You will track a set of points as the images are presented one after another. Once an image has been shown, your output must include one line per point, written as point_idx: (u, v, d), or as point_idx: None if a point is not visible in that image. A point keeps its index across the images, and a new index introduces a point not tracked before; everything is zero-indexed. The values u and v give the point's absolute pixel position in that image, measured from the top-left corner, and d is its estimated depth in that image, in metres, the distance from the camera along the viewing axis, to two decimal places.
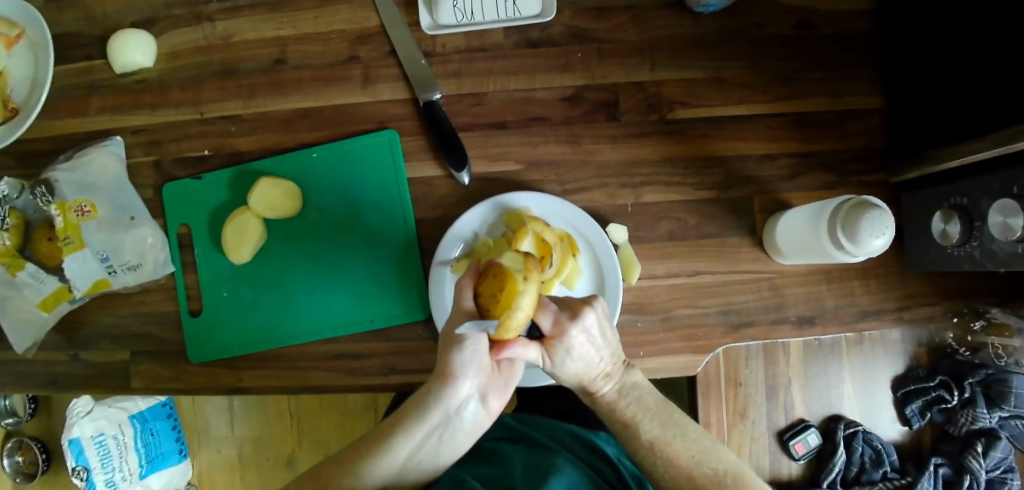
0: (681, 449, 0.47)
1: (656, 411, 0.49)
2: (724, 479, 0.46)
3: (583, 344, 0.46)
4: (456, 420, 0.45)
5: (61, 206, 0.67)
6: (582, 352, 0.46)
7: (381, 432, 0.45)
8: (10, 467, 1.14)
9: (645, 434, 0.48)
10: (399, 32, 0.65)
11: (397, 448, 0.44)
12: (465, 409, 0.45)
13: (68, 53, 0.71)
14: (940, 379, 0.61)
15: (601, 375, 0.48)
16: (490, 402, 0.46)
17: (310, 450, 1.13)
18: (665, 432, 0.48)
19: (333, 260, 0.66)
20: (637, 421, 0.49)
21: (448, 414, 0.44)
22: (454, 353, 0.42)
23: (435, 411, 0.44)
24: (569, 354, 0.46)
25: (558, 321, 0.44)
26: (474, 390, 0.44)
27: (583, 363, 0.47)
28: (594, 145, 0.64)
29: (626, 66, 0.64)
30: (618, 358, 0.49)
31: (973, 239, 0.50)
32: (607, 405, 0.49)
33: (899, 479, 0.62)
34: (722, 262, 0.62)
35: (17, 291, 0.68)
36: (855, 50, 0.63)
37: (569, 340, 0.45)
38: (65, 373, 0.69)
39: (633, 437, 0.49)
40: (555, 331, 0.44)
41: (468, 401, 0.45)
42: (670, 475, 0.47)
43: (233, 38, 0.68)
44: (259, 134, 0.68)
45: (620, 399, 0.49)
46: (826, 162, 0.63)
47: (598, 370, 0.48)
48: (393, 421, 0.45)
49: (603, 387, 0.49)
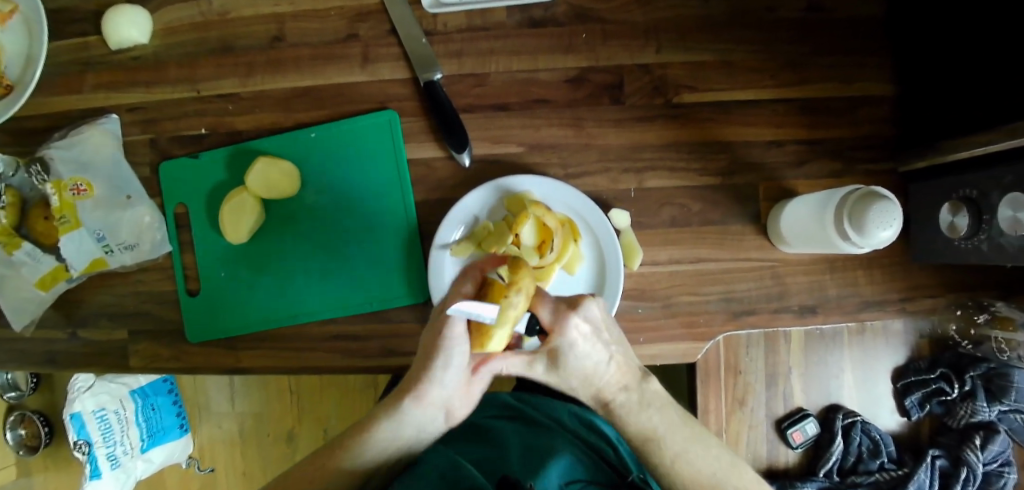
0: (701, 464, 0.46)
1: (677, 425, 0.47)
2: None
3: (586, 339, 0.42)
4: (422, 424, 0.47)
5: (56, 184, 0.66)
6: (588, 344, 0.43)
7: (353, 433, 0.47)
8: (14, 441, 1.15)
9: (665, 452, 0.47)
10: (399, 9, 0.64)
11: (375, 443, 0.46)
12: (432, 416, 0.47)
13: (63, 29, 0.70)
14: (941, 372, 0.61)
15: (614, 380, 0.45)
16: (457, 413, 0.49)
17: (310, 427, 1.14)
18: (687, 450, 0.47)
19: (332, 242, 0.66)
20: (658, 435, 0.46)
21: (416, 420, 0.47)
22: (434, 363, 0.43)
23: (407, 416, 0.46)
24: (574, 351, 0.43)
25: (557, 312, 0.41)
26: (443, 400, 0.46)
27: (590, 362, 0.44)
28: (596, 128, 0.63)
29: (632, 48, 0.62)
30: (631, 364, 0.47)
31: (982, 232, 0.49)
32: (623, 418, 0.47)
33: (895, 470, 0.61)
34: (724, 250, 0.62)
35: (14, 269, 0.67)
36: (867, 34, 0.61)
37: (569, 333, 0.41)
38: (64, 351, 0.69)
39: (651, 453, 0.47)
40: (554, 322, 0.41)
41: (440, 403, 0.47)
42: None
43: (230, 14, 0.67)
44: (256, 113, 0.67)
45: (638, 412, 0.46)
46: (833, 148, 0.61)
47: (608, 376, 0.45)
48: (364, 424, 0.47)
49: (617, 396, 0.46)
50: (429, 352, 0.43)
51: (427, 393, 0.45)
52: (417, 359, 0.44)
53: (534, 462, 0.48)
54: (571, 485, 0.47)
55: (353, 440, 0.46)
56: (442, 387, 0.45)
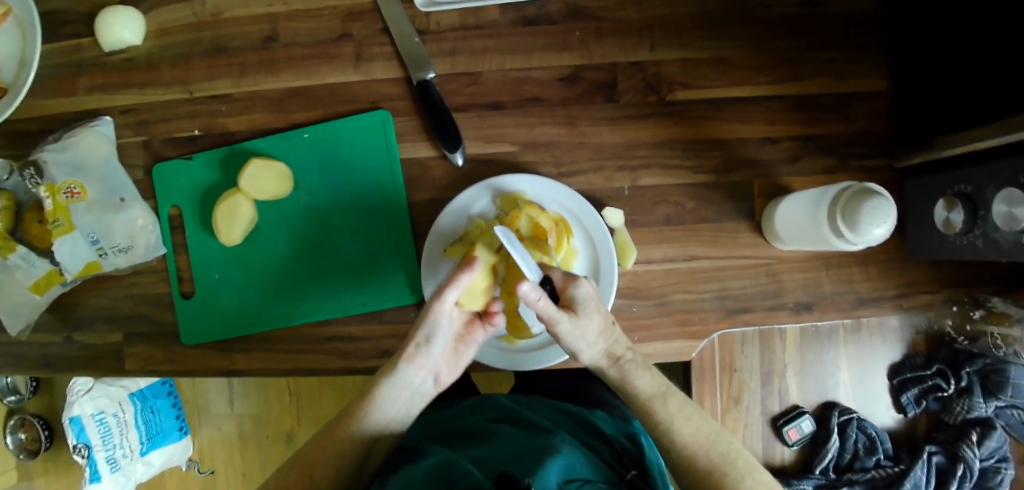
0: (698, 425, 0.47)
1: (674, 386, 0.49)
2: (737, 459, 0.46)
3: (594, 297, 0.47)
4: (415, 394, 0.51)
5: (50, 188, 0.65)
6: (597, 304, 0.47)
7: (351, 408, 0.49)
8: (14, 445, 1.14)
9: (665, 409, 0.48)
10: (392, 9, 0.64)
11: (370, 419, 0.49)
12: (423, 385, 0.51)
13: (57, 31, 0.69)
14: (937, 367, 0.61)
15: (620, 340, 0.49)
16: (445, 381, 0.53)
17: (309, 427, 1.14)
18: (683, 409, 0.48)
19: (325, 243, 0.66)
20: (663, 392, 0.48)
21: (410, 390, 0.50)
22: (421, 328, 0.48)
23: (402, 387, 0.49)
24: (588, 310, 0.46)
25: (567, 272, 0.47)
26: (433, 368, 0.51)
27: (600, 320, 0.47)
28: (590, 127, 0.62)
29: (625, 46, 0.62)
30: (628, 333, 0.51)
31: (976, 228, 0.49)
32: (631, 377, 0.48)
33: (891, 466, 0.61)
34: (719, 247, 0.62)
35: (9, 273, 0.66)
36: (863, 29, 0.61)
37: (581, 289, 0.46)
38: (58, 354, 0.69)
39: (654, 413, 0.48)
40: (567, 279, 0.47)
41: (428, 375, 0.51)
42: (689, 455, 0.46)
43: (222, 15, 0.67)
44: (249, 114, 0.66)
45: (642, 371, 0.48)
46: (828, 145, 0.61)
47: (614, 339, 0.48)
48: (360, 399, 0.49)
49: (625, 353, 0.49)
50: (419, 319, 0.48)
51: (417, 359, 0.49)
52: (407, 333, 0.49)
53: (530, 461, 0.47)
54: (570, 483, 0.46)
55: (351, 416, 0.49)
56: (431, 354, 0.49)
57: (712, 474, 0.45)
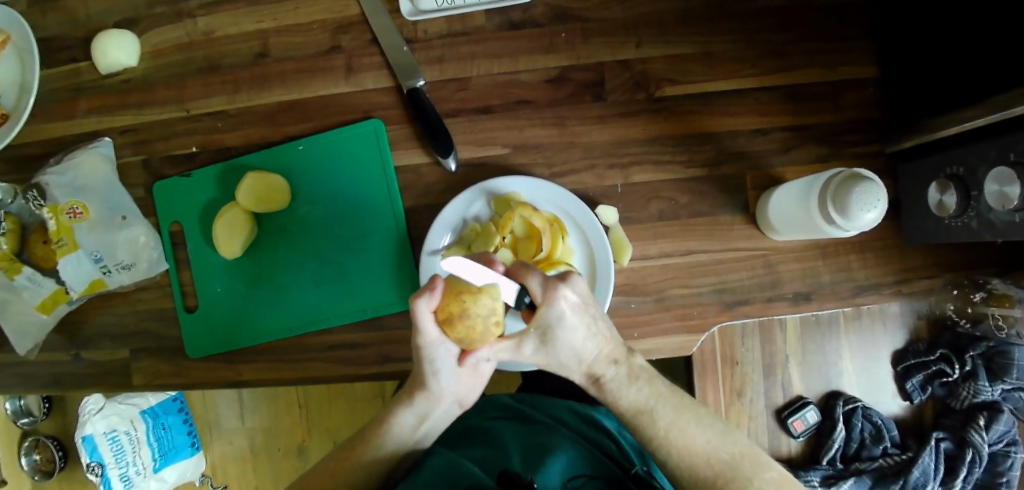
0: (694, 436, 0.48)
1: (667, 397, 0.49)
2: (740, 461, 0.47)
3: (573, 311, 0.43)
4: (434, 419, 0.53)
5: (53, 208, 0.66)
6: (575, 316, 0.43)
7: (367, 433, 0.52)
8: (28, 466, 1.16)
9: (655, 423, 0.48)
10: (380, 20, 0.65)
11: (386, 443, 0.52)
12: (444, 410, 0.53)
13: (54, 56, 0.71)
14: (940, 353, 0.60)
15: (603, 355, 0.47)
16: (467, 398, 0.53)
17: (320, 439, 1.14)
18: (678, 420, 0.48)
19: (323, 253, 0.66)
20: (651, 407, 0.48)
21: (425, 417, 0.52)
22: (425, 366, 0.46)
23: (417, 415, 0.51)
24: (563, 325, 0.43)
25: (547, 284, 0.41)
26: (449, 395, 0.51)
27: (580, 335, 0.45)
28: (580, 126, 0.63)
29: (611, 44, 0.62)
30: (618, 342, 0.48)
31: (970, 209, 0.48)
32: (615, 391, 0.49)
33: (899, 455, 0.61)
34: (715, 241, 0.61)
35: (14, 294, 0.67)
36: (847, 17, 0.61)
37: (559, 306, 0.42)
38: (69, 372, 0.70)
39: (645, 427, 0.49)
40: (544, 293, 0.41)
41: (448, 400, 0.51)
42: (688, 466, 0.48)
43: (214, 34, 0.68)
44: (244, 128, 0.67)
45: (628, 385, 0.49)
46: (819, 134, 0.61)
47: (598, 351, 0.47)
48: (377, 424, 0.52)
49: (607, 371, 0.48)
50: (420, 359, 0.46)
51: (431, 390, 0.50)
52: (412, 370, 0.48)
53: (534, 459, 0.48)
54: (573, 480, 0.47)
55: (367, 442, 0.52)
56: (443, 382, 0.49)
57: (715, 481, 0.47)
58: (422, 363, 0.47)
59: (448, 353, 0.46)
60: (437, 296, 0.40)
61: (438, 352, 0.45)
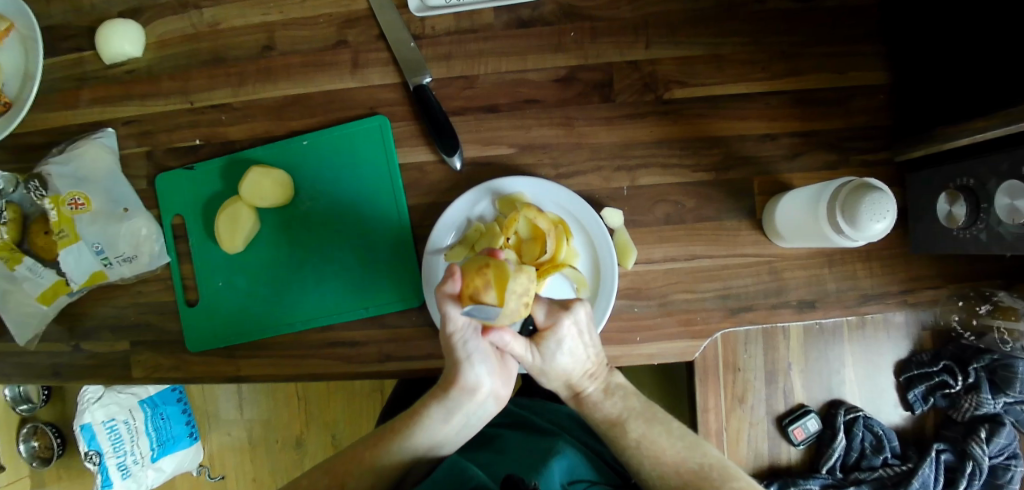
0: (663, 446, 0.50)
1: (639, 411, 0.52)
2: (709, 472, 0.48)
3: (572, 337, 0.50)
4: (468, 414, 0.52)
5: (54, 200, 0.65)
6: (573, 342, 0.50)
7: (398, 424, 0.52)
8: (27, 453, 1.16)
9: (629, 434, 0.51)
10: (387, 15, 0.64)
11: (414, 438, 0.51)
12: (480, 406, 0.52)
13: (58, 45, 0.70)
14: (944, 364, 0.60)
15: (587, 373, 0.52)
16: (501, 394, 0.53)
17: (319, 432, 1.14)
18: (649, 431, 0.51)
19: (326, 249, 0.66)
20: (623, 420, 0.52)
21: (457, 414, 0.51)
22: (456, 351, 0.48)
23: (451, 409, 0.51)
24: (560, 347, 0.50)
25: (551, 311, 0.48)
26: (483, 391, 0.51)
27: (571, 360, 0.51)
28: (588, 127, 0.62)
29: (620, 44, 0.62)
30: (602, 360, 0.53)
31: (979, 221, 0.49)
32: (592, 405, 0.53)
33: (899, 465, 0.61)
34: (720, 246, 0.61)
35: (15, 284, 0.67)
36: (860, 23, 0.60)
37: (562, 328, 0.48)
38: (68, 364, 0.70)
39: (618, 438, 0.52)
40: (548, 321, 0.48)
41: (482, 398, 0.52)
42: (658, 474, 0.49)
43: (220, 25, 0.67)
44: (249, 122, 0.67)
45: (603, 399, 0.53)
46: (828, 141, 0.60)
47: (586, 370, 0.52)
48: (409, 416, 0.52)
49: (588, 386, 0.53)
50: (451, 347, 0.48)
51: (464, 383, 0.50)
52: (445, 359, 0.49)
53: (533, 461, 0.48)
54: (575, 484, 0.48)
55: (396, 432, 0.52)
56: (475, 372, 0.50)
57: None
58: (454, 350, 0.48)
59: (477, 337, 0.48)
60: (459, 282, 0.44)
61: (468, 335, 0.47)
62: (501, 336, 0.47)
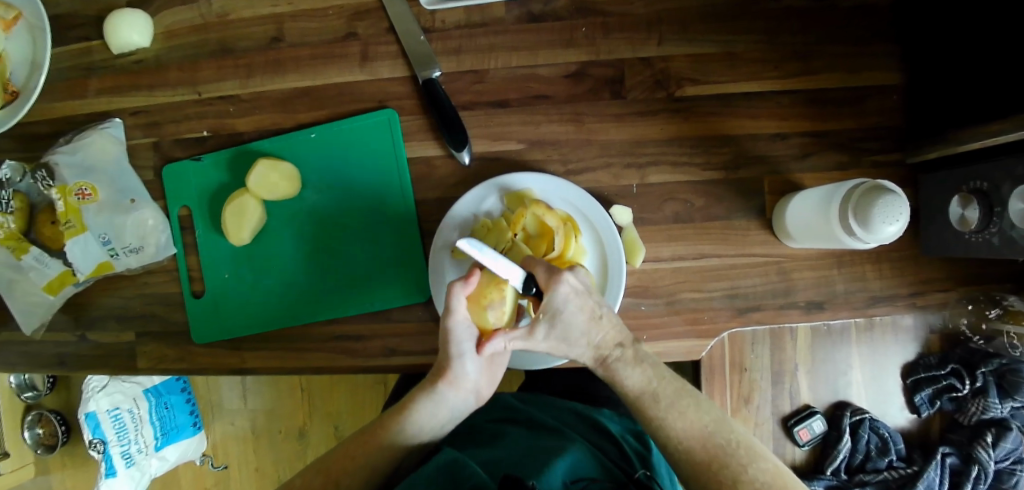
0: (691, 419, 0.49)
1: (668, 380, 0.51)
2: (736, 448, 0.47)
3: (575, 297, 0.47)
4: (454, 410, 0.53)
5: (61, 190, 0.66)
6: (577, 299, 0.47)
7: (388, 419, 0.53)
8: (31, 439, 1.16)
9: (657, 406, 0.50)
10: (397, 8, 0.63)
11: (402, 432, 0.52)
12: (463, 402, 0.53)
13: (67, 34, 0.70)
14: (952, 368, 0.60)
15: (605, 338, 0.50)
16: (485, 393, 0.55)
17: (321, 423, 1.15)
18: (677, 403, 0.50)
19: (333, 244, 0.66)
20: (653, 389, 0.50)
21: (446, 407, 0.53)
22: (449, 344, 0.49)
23: (439, 403, 0.52)
24: (567, 307, 0.47)
25: (550, 271, 0.46)
26: (470, 386, 0.53)
27: (584, 317, 0.48)
28: (598, 124, 0.62)
29: (633, 41, 0.61)
30: (619, 326, 0.51)
31: (992, 225, 0.49)
32: (621, 372, 0.51)
33: (905, 468, 0.61)
34: (729, 246, 0.61)
35: (22, 274, 0.67)
36: (876, 22, 0.59)
37: (563, 289, 0.45)
38: (73, 353, 0.70)
39: (647, 408, 0.50)
40: (548, 280, 0.45)
41: (468, 396, 0.53)
42: (684, 450, 0.48)
43: (229, 16, 0.67)
44: (256, 114, 0.67)
45: (633, 366, 0.51)
46: (840, 141, 0.60)
47: (603, 334, 0.50)
48: (397, 411, 0.53)
49: (613, 352, 0.51)
50: (445, 343, 0.49)
51: (454, 380, 0.51)
52: (438, 353, 0.50)
53: (536, 461, 0.48)
54: (577, 482, 0.47)
55: (387, 426, 0.52)
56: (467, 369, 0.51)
57: (709, 465, 0.47)
58: (448, 345, 0.49)
59: (470, 333, 0.49)
60: (470, 283, 0.46)
61: (461, 333, 0.48)
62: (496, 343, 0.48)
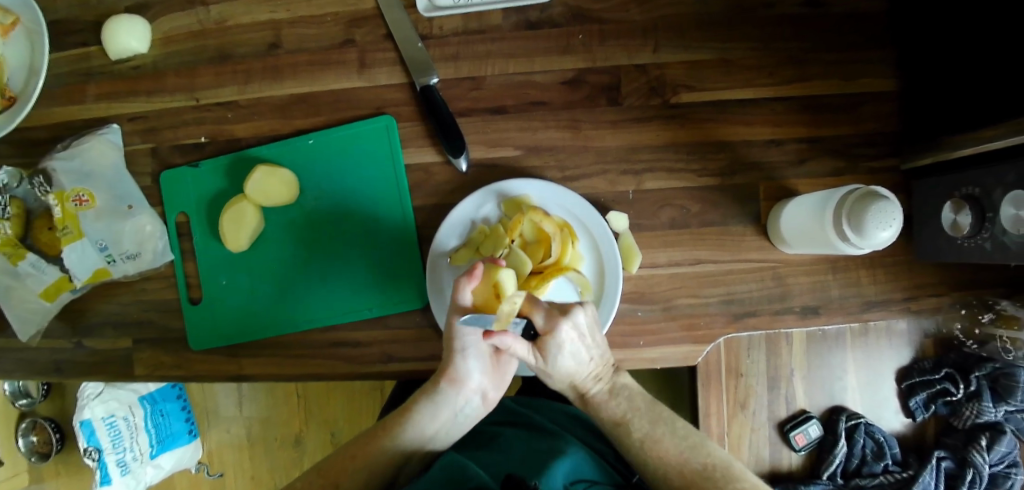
0: (667, 446, 0.50)
1: (644, 411, 0.53)
2: (712, 473, 0.48)
3: (573, 342, 0.49)
4: (456, 412, 0.54)
5: (59, 195, 0.66)
6: (574, 346, 0.49)
7: (389, 422, 0.53)
8: (26, 447, 1.16)
9: (634, 434, 0.52)
10: (395, 14, 0.64)
11: (404, 433, 0.52)
12: (466, 403, 0.54)
13: (65, 41, 0.70)
14: (946, 372, 0.60)
15: (590, 375, 0.52)
16: (489, 396, 0.55)
17: (318, 429, 1.14)
18: (653, 432, 0.51)
19: (331, 249, 0.66)
20: (627, 420, 0.52)
21: (448, 408, 0.53)
22: (454, 341, 0.49)
23: (442, 403, 0.53)
24: (562, 351, 0.49)
25: (549, 317, 0.48)
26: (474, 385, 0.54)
27: (575, 360, 0.50)
28: (594, 130, 0.62)
29: (628, 48, 0.62)
30: (607, 362, 0.53)
31: (984, 230, 0.49)
32: (598, 405, 0.53)
33: (900, 472, 0.61)
34: (726, 251, 0.61)
35: (18, 280, 0.67)
36: (868, 30, 0.60)
37: (560, 334, 0.48)
38: (70, 360, 0.70)
39: (623, 437, 0.52)
40: (547, 326, 0.48)
41: (471, 397, 0.54)
42: (662, 475, 0.49)
43: (227, 22, 0.67)
44: (254, 120, 0.67)
45: (609, 399, 0.53)
46: (835, 147, 0.60)
47: (590, 371, 0.52)
48: (399, 414, 0.53)
49: (593, 387, 0.53)
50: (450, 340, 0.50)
51: (459, 380, 0.52)
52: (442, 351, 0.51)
53: (535, 463, 0.48)
54: (577, 484, 0.48)
55: (388, 428, 0.53)
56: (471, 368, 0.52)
57: None
58: (452, 340, 0.50)
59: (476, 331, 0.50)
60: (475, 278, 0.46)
61: (465, 326, 0.48)
62: (504, 340, 0.48)
